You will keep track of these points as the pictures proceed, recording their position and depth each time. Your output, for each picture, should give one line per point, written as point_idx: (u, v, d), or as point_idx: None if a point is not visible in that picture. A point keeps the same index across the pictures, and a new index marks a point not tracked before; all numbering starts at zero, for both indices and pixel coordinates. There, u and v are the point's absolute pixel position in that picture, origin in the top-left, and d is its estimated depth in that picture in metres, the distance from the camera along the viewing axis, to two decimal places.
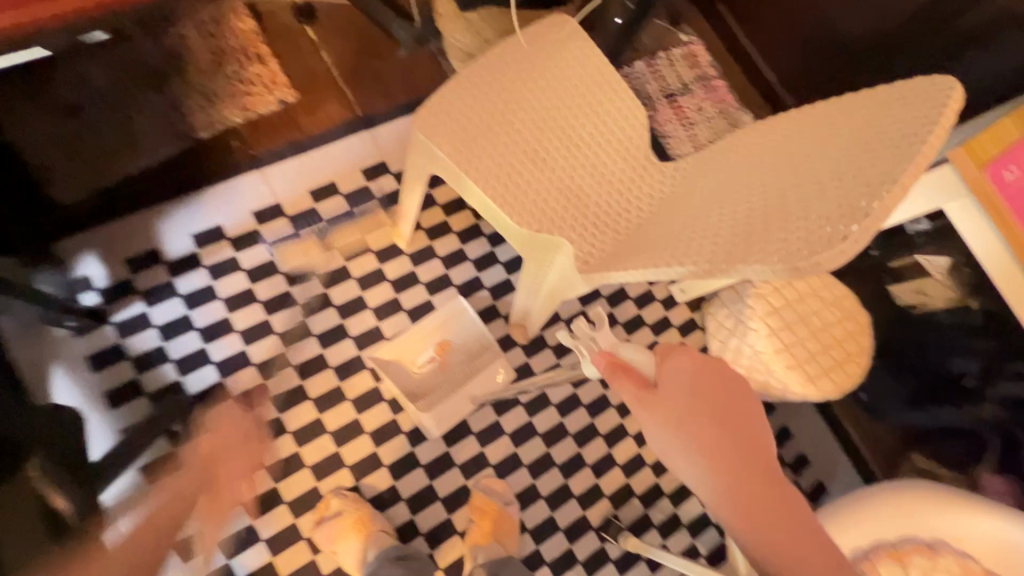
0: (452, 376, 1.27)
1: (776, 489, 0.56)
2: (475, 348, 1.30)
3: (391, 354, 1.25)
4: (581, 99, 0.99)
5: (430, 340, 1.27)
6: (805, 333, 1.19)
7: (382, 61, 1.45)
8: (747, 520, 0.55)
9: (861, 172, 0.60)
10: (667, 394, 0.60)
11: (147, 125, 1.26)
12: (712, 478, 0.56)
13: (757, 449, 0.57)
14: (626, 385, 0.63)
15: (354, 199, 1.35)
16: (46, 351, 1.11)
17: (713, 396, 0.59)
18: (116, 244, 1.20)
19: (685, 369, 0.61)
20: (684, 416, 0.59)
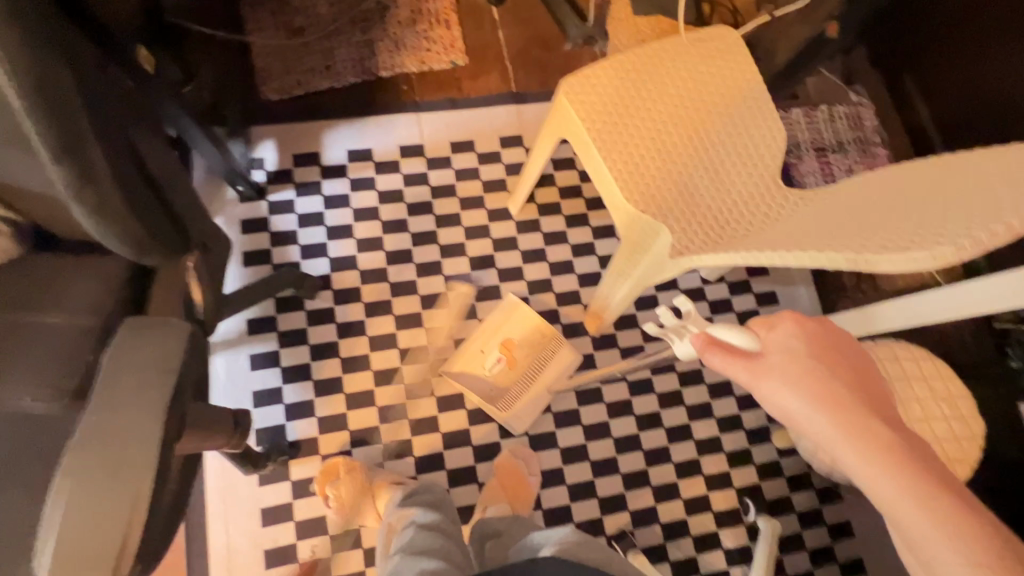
0: (521, 372, 1.30)
1: (900, 438, 0.59)
2: (537, 339, 1.31)
3: (460, 364, 1.29)
4: (722, 105, 1.02)
5: (494, 341, 1.30)
6: (899, 416, 1.07)
7: (548, 49, 1.58)
8: (878, 464, 0.57)
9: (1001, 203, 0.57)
10: (777, 357, 0.65)
11: (343, 54, 1.50)
12: (842, 431, 0.59)
13: (872, 404, 0.62)
14: (733, 356, 0.67)
15: (485, 160, 1.48)
16: (216, 204, 1.36)
17: (820, 356, 0.64)
18: (291, 140, 1.43)
19: (791, 333, 0.66)
20: (802, 375, 0.63)
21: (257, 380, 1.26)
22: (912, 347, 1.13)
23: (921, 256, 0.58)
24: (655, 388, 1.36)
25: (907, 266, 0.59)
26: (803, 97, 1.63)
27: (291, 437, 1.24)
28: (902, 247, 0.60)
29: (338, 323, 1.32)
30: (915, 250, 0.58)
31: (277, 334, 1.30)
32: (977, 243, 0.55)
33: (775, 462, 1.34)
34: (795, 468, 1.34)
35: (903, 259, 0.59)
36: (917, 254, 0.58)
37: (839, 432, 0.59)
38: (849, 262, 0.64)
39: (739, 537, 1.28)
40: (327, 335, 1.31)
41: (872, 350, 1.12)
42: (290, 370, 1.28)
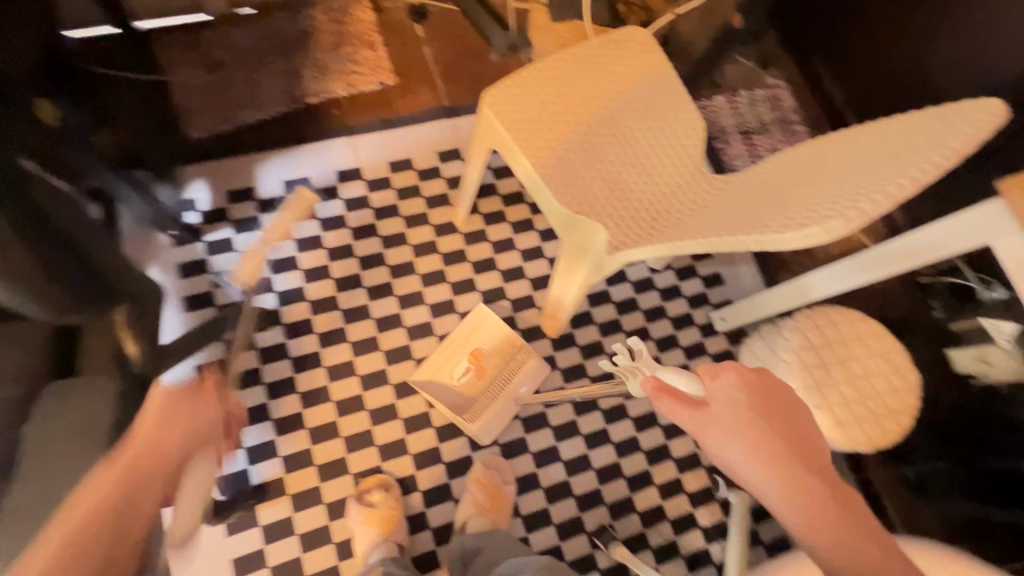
0: (489, 383, 1.31)
1: (838, 493, 0.60)
2: (504, 349, 1.33)
3: (428, 374, 1.30)
4: (641, 104, 1.06)
5: (463, 352, 1.32)
6: (841, 377, 1.13)
7: (475, 61, 1.60)
8: (817, 525, 0.58)
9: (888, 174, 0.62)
10: (720, 408, 0.67)
11: (268, 84, 1.48)
12: (779, 490, 0.60)
13: (810, 457, 0.63)
14: (678, 403, 0.70)
15: (425, 176, 1.48)
16: (149, 252, 1.31)
17: (762, 410, 0.65)
18: (223, 177, 1.40)
19: (734, 385, 0.67)
20: (743, 429, 0.64)
21: None
22: (847, 311, 1.19)
23: (818, 230, 0.64)
24: (617, 380, 1.38)
25: (808, 240, 0.65)
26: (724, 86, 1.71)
27: (255, 481, 1.20)
28: (801, 224, 0.66)
29: (293, 357, 1.29)
30: (812, 226, 0.65)
31: None
32: (865, 212, 0.62)
33: None
34: None
35: (803, 234, 0.65)
36: (812, 229, 0.65)
37: (778, 489, 0.60)
38: (759, 242, 0.70)
39: (714, 514, 1.32)
40: (282, 371, 1.28)
41: (810, 318, 1.18)
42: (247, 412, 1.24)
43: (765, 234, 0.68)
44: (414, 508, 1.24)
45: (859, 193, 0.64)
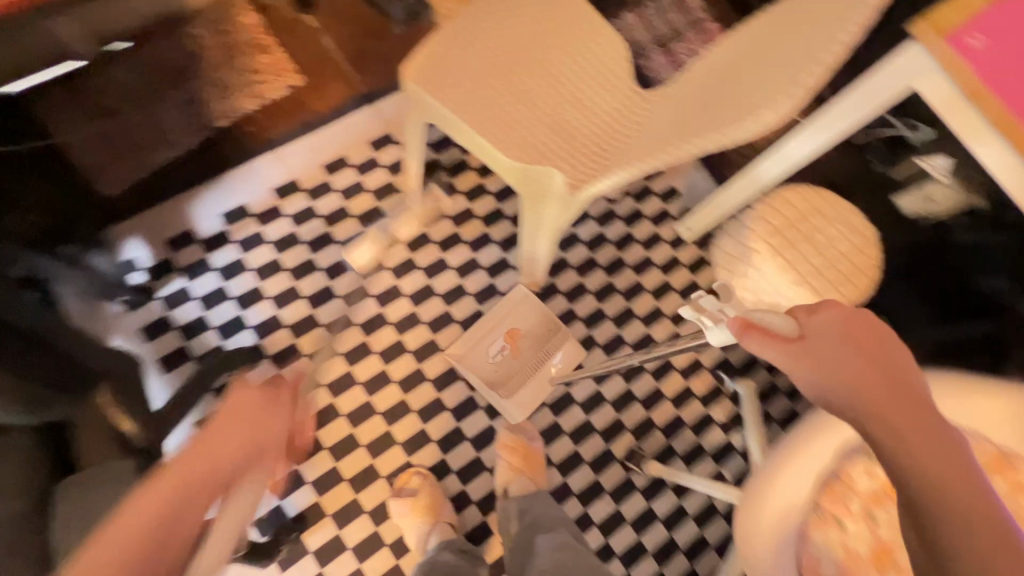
0: (523, 362, 1.33)
1: (943, 439, 0.50)
2: (542, 332, 1.36)
3: (467, 349, 1.32)
4: (562, 39, 1.04)
5: (499, 331, 1.34)
6: (809, 249, 1.19)
7: (378, 39, 1.53)
8: (917, 471, 0.48)
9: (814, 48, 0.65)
10: (818, 342, 0.54)
11: (171, 118, 1.38)
12: (879, 428, 0.50)
13: (933, 414, 0.50)
14: (773, 335, 0.57)
15: (364, 169, 1.44)
16: (105, 325, 1.24)
17: (872, 347, 0.53)
18: (157, 228, 1.32)
19: (834, 318, 0.56)
20: (841, 365, 0.53)
21: None
22: (799, 187, 1.25)
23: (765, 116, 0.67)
24: (608, 314, 1.42)
25: (759, 128, 0.68)
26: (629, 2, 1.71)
27: (292, 513, 1.20)
28: (749, 114, 0.69)
29: None
30: (759, 114, 0.67)
31: None
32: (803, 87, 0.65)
33: None
34: None
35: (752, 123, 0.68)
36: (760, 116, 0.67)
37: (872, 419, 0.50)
38: (714, 142, 0.72)
39: (727, 408, 1.39)
40: None
41: (768, 203, 1.23)
42: None
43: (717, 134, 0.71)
44: (453, 489, 1.26)
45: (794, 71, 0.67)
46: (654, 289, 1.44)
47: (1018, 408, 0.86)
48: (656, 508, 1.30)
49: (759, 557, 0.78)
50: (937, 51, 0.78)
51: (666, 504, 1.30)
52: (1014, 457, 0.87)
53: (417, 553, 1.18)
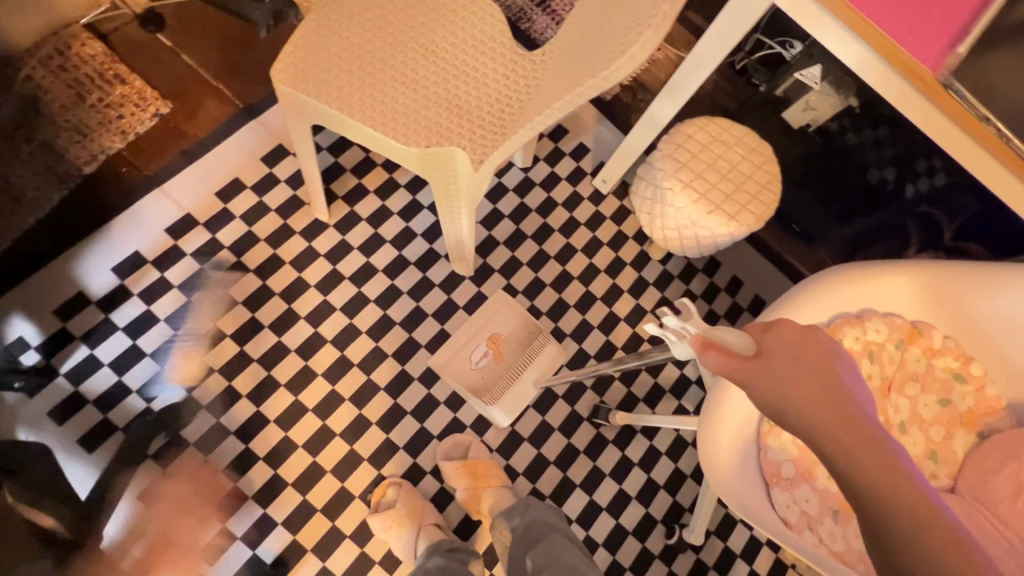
0: (506, 367, 1.32)
1: (890, 448, 0.53)
2: (524, 336, 1.35)
3: (445, 356, 1.29)
4: (434, 13, 1.01)
5: (481, 336, 1.32)
6: (716, 177, 1.24)
7: (247, 46, 1.43)
8: (876, 481, 0.52)
9: None
10: (779, 362, 0.56)
11: (25, 174, 1.23)
12: (840, 447, 0.52)
13: (879, 425, 0.54)
14: (732, 357, 0.57)
15: (263, 189, 1.34)
16: (4, 418, 1.11)
17: (825, 363, 0.56)
18: (39, 300, 1.18)
19: (789, 337, 0.58)
20: (803, 385, 0.55)
21: (195, 539, 1.12)
22: (696, 121, 1.29)
23: (638, 50, 0.67)
24: (546, 281, 1.42)
25: (635, 62, 0.68)
26: None
27: (269, 558, 1.14)
28: (622, 51, 0.69)
29: (236, 431, 1.19)
30: (631, 48, 0.68)
31: (181, 486, 1.14)
32: (666, 16, 0.66)
33: (665, 271, 1.48)
34: (680, 265, 1.49)
35: (627, 59, 0.68)
36: (632, 51, 0.68)
37: (828, 434, 0.53)
38: (596, 86, 0.72)
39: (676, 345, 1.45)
40: (232, 448, 1.18)
41: (671, 141, 1.26)
42: (221, 506, 1.15)
43: (598, 77, 0.71)
44: (432, 489, 1.24)
45: (655, 2, 0.68)
46: (585, 248, 1.46)
47: (920, 280, 0.94)
48: (630, 455, 1.34)
49: (722, 468, 0.82)
50: None
51: (639, 448, 1.34)
52: (924, 327, 0.94)
53: (407, 561, 1.16)
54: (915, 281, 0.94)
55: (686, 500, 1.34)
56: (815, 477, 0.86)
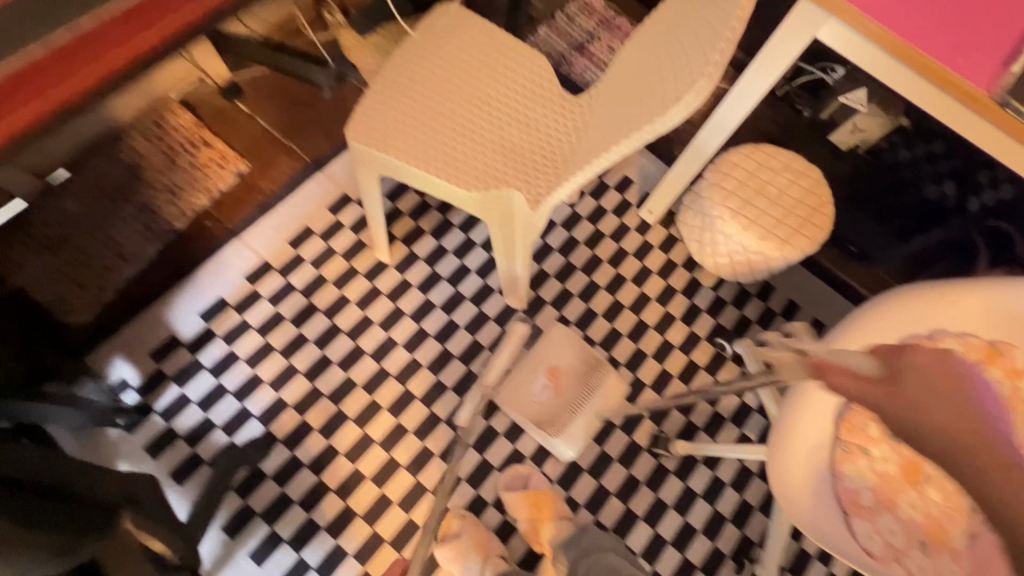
0: (568, 399, 1.33)
1: None
2: (585, 367, 1.36)
3: (509, 387, 1.33)
4: (488, 67, 1.09)
5: (540, 368, 1.35)
6: (765, 203, 1.25)
7: (313, 106, 1.57)
8: None
9: (718, 34, 0.72)
10: None
11: (127, 232, 1.38)
12: None
13: None
14: None
15: (329, 235, 1.45)
16: (108, 453, 1.21)
17: None
18: (139, 344, 1.31)
19: (915, 362, 0.76)
20: (917, 405, 0.74)
21: (273, 568, 1.18)
22: (740, 148, 1.31)
23: (692, 97, 0.71)
24: (598, 312, 1.45)
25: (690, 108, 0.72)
26: (539, 16, 1.81)
27: None
28: (675, 99, 0.73)
29: (309, 463, 1.26)
30: (685, 96, 0.72)
31: (261, 516, 1.21)
32: (719, 62, 0.70)
33: (716, 297, 1.48)
34: (732, 290, 1.49)
35: (682, 106, 0.72)
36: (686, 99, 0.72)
37: None
38: (651, 131, 0.77)
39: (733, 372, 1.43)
40: (306, 480, 1.24)
41: (717, 170, 1.28)
42: (296, 537, 1.20)
43: (653, 123, 0.75)
44: (495, 521, 1.26)
45: (707, 52, 0.72)
46: (634, 277, 1.48)
47: (993, 299, 0.91)
48: (693, 485, 1.31)
49: (794, 489, 0.81)
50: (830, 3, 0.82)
51: (702, 479, 1.32)
52: (1005, 347, 0.89)
53: None
54: (990, 298, 0.91)
55: (755, 533, 1.29)
56: (897, 506, 0.83)
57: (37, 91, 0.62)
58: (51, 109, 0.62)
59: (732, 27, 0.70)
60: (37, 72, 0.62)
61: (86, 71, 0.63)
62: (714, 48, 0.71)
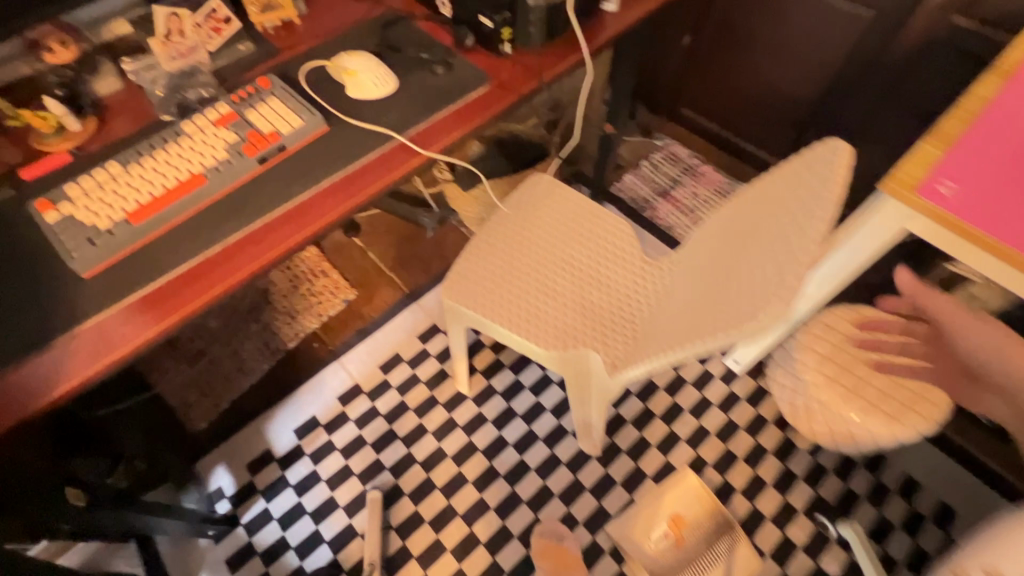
0: (687, 557, 1.25)
1: None
2: (708, 524, 1.28)
3: (626, 526, 1.28)
4: (572, 231, 1.18)
5: (662, 515, 1.29)
6: (868, 372, 1.16)
7: (416, 243, 1.77)
8: None
9: (794, 239, 0.73)
10: None
11: (249, 348, 1.57)
12: None
13: None
14: None
15: (416, 362, 1.55)
16: (195, 562, 1.29)
17: None
18: (238, 454, 1.43)
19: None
20: None
21: None
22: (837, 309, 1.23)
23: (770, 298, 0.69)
24: (676, 466, 1.38)
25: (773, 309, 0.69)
26: (627, 160, 1.93)
27: None
28: (753, 299, 0.72)
29: None
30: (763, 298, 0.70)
31: None
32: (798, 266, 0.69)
33: (816, 464, 1.36)
34: (834, 459, 1.36)
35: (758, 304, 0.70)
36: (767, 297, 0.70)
37: None
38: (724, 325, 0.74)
39: (838, 558, 1.26)
40: None
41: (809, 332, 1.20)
42: None
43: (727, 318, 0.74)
44: None
45: (785, 259, 0.72)
46: (718, 431, 1.41)
47: None
48: None
49: None
50: (915, 205, 0.81)
51: None
52: None
53: None
54: None
55: None
56: None
57: (163, 311, 0.72)
58: (154, 330, 0.71)
59: (811, 242, 0.70)
60: (212, 266, 0.76)
61: (254, 260, 0.76)
62: (792, 264, 0.70)
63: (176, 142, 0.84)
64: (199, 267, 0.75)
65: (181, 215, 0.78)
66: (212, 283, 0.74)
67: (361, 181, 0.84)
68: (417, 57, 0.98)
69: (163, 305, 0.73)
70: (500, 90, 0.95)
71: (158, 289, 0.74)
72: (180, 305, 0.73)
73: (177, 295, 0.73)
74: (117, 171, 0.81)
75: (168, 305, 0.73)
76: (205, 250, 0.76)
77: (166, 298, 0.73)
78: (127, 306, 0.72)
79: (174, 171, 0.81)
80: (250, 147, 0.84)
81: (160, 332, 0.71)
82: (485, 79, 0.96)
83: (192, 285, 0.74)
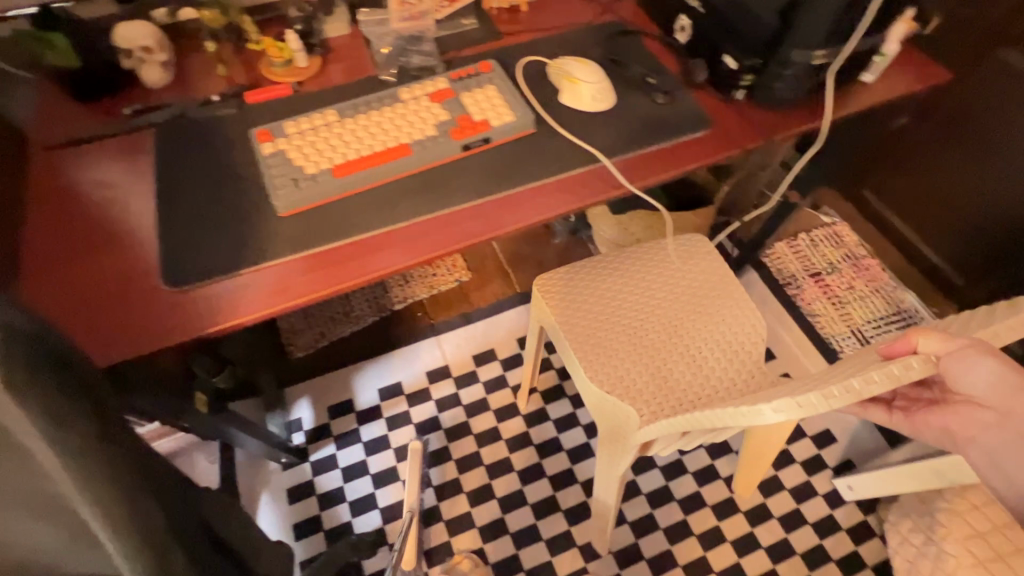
0: None
1: None
2: None
3: None
4: (695, 295, 1.07)
5: None
6: None
7: (542, 245, 1.73)
8: None
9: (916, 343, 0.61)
10: None
11: (360, 298, 1.61)
12: None
13: None
14: None
15: (509, 365, 1.53)
16: (260, 481, 1.36)
17: None
18: (323, 394, 1.48)
19: None
20: None
21: None
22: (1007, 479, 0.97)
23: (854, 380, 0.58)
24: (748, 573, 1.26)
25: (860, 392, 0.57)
26: (781, 229, 1.78)
27: None
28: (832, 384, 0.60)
29: None
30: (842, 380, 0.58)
31: None
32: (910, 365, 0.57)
33: None
34: None
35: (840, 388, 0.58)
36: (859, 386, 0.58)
37: None
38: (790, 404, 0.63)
39: None
40: None
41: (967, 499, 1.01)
42: None
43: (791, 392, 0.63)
44: None
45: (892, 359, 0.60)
46: (805, 554, 1.28)
47: None
48: None
49: None
50: None
51: None
52: None
53: None
54: None
55: None
56: None
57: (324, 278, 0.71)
58: (309, 297, 0.70)
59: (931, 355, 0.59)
60: (385, 246, 0.74)
61: (420, 255, 0.73)
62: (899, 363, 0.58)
63: (389, 106, 0.84)
64: (366, 244, 0.74)
65: (375, 181, 0.78)
66: (375, 265, 0.73)
67: (558, 197, 0.79)
68: (639, 79, 0.92)
69: (327, 272, 0.72)
70: (718, 140, 0.86)
71: (320, 255, 0.73)
72: (337, 279, 0.71)
73: (337, 267, 0.72)
74: (333, 120, 0.82)
75: (326, 274, 0.72)
76: (379, 228, 0.75)
77: (328, 265, 0.72)
78: (291, 262, 0.73)
79: (380, 135, 0.81)
80: (457, 131, 0.81)
81: (315, 299, 0.71)
82: (706, 122, 0.87)
83: (355, 261, 0.73)
